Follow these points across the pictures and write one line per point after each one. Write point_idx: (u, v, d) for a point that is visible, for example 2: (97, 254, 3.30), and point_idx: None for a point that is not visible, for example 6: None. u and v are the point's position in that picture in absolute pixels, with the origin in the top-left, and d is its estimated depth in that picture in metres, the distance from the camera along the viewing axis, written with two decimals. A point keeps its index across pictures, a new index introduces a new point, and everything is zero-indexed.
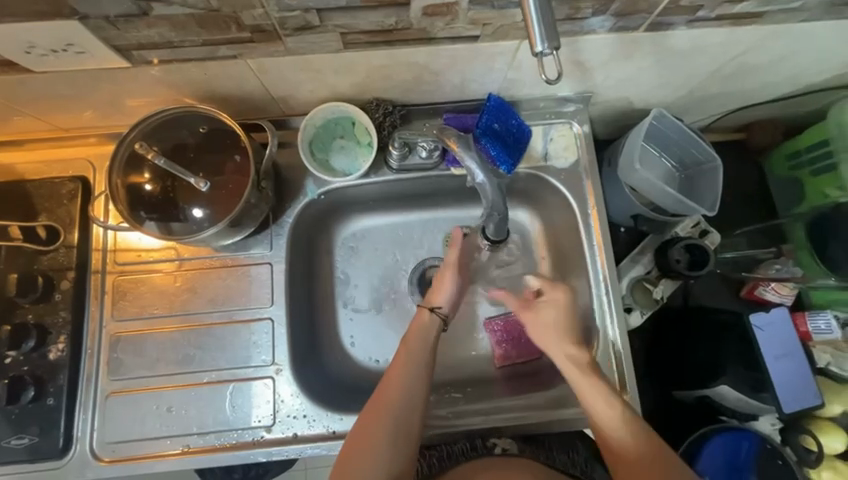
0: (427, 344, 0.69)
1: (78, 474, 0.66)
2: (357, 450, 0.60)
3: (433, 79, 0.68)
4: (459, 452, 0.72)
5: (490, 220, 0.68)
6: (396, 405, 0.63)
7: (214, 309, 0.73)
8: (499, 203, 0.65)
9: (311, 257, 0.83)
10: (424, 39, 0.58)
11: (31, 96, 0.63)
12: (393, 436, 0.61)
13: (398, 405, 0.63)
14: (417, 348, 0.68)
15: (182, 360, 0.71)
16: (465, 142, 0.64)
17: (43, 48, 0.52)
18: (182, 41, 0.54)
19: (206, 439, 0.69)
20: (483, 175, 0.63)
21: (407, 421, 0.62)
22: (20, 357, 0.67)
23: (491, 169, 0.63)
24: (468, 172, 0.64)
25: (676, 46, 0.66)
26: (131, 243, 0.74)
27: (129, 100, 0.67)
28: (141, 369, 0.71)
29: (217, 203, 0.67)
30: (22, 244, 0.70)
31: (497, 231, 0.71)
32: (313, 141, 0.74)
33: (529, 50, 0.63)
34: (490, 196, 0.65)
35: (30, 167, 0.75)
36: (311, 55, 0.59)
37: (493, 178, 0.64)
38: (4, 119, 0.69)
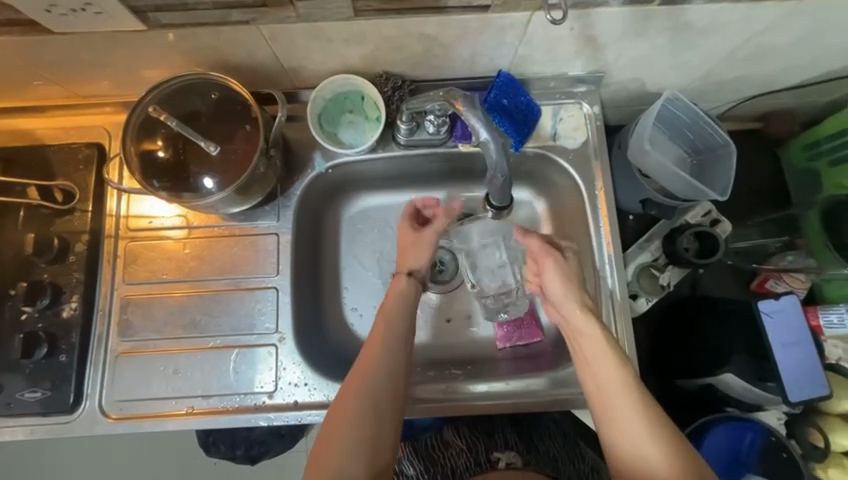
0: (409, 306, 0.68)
1: (87, 429, 0.69)
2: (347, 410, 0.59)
3: (443, 53, 0.68)
4: (463, 470, 0.77)
5: (492, 183, 0.67)
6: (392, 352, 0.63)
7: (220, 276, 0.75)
8: (501, 164, 0.64)
9: (318, 231, 0.84)
10: (437, 9, 0.59)
11: (51, 60, 0.65)
12: (377, 406, 0.59)
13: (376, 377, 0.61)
14: (390, 319, 0.66)
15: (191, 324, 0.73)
16: (471, 101, 0.63)
17: (63, 7, 0.53)
18: (196, 3, 0.55)
19: (210, 402, 0.70)
20: (487, 133, 0.62)
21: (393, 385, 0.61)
22: (35, 313, 0.69)
23: (495, 127, 0.62)
24: (472, 131, 0.63)
25: (694, 21, 0.64)
26: (143, 210, 0.76)
27: (145, 67, 0.68)
28: (151, 331, 0.73)
29: (227, 171, 0.68)
30: (39, 205, 0.72)
31: (501, 198, 0.70)
32: (323, 113, 0.75)
33: (541, 23, 0.62)
34: (493, 157, 0.64)
35: (49, 133, 0.77)
36: (322, 22, 0.59)
37: (498, 137, 0.63)
38: (26, 85, 0.71)
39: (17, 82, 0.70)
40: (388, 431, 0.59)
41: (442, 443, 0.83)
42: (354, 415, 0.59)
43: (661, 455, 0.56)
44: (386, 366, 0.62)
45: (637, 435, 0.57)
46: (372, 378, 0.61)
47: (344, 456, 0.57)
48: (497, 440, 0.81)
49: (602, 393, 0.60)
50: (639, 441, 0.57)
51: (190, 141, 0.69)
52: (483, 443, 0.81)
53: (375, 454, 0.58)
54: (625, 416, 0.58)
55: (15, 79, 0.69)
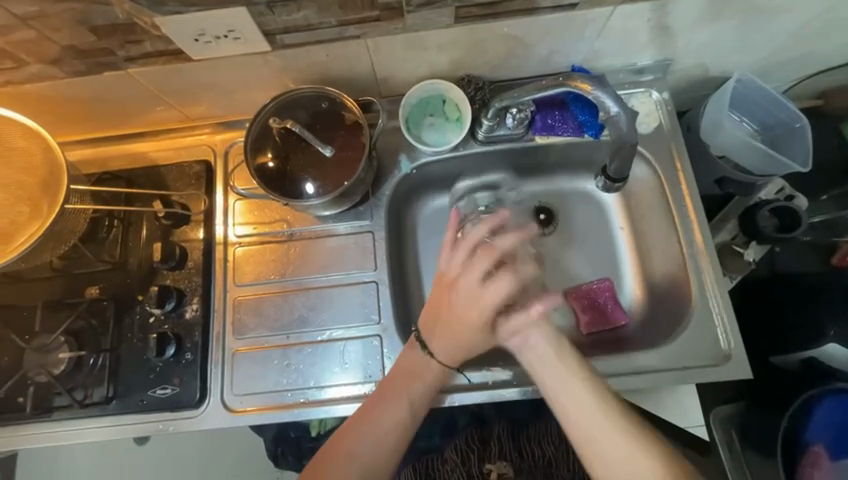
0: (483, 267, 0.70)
1: (215, 421, 0.73)
2: (352, 425, 0.66)
3: (525, 53, 0.73)
4: None
5: (618, 155, 0.73)
6: (370, 437, 0.66)
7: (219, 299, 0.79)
8: (628, 135, 0.69)
9: (401, 231, 0.89)
10: (527, 9, 0.64)
11: (176, 86, 0.73)
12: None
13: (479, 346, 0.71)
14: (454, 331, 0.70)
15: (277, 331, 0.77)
16: (597, 80, 0.67)
17: (210, 35, 0.61)
18: (320, 23, 0.62)
19: (321, 393, 0.74)
20: (616, 106, 0.67)
21: (388, 432, 0.66)
22: (162, 316, 0.75)
23: (625, 100, 0.66)
24: (599, 107, 0.68)
25: (768, 2, 0.68)
26: (246, 218, 0.82)
27: (255, 88, 0.75)
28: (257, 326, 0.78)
29: (337, 172, 0.74)
30: (159, 217, 0.79)
31: (619, 169, 0.76)
32: (408, 118, 0.80)
33: (620, 17, 0.68)
34: (623, 127, 0.68)
35: (160, 154, 0.84)
36: (423, 31, 0.66)
37: (626, 108, 0.67)
38: (147, 111, 0.78)
39: (139, 109, 0.78)
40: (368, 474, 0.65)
41: (440, 460, 0.86)
42: (386, 423, 0.66)
43: (646, 463, 0.58)
44: (380, 430, 0.66)
45: (621, 447, 0.59)
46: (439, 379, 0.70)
47: None
48: (491, 449, 0.85)
49: (577, 408, 0.62)
50: (630, 460, 0.59)
51: (298, 149, 0.75)
52: (477, 453, 0.84)
53: None
54: (608, 436, 0.60)
55: (140, 107, 0.77)
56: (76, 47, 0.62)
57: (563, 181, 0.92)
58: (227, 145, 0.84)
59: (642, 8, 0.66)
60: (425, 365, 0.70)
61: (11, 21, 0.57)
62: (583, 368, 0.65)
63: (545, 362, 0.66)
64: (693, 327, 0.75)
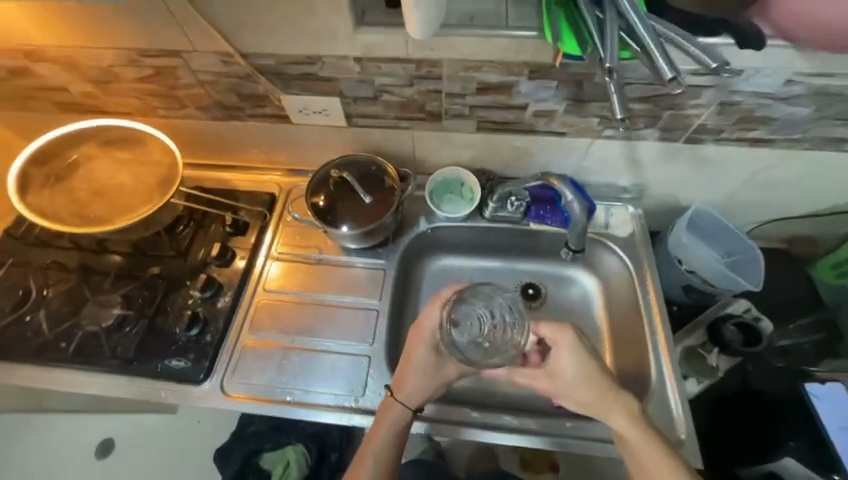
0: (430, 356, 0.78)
1: (212, 400, 0.83)
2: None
3: (527, 159, 0.97)
4: None
5: (573, 233, 0.92)
6: None
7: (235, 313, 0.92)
8: (579, 219, 0.89)
9: (407, 276, 1.06)
10: (531, 131, 0.88)
11: (271, 137, 1.01)
12: None
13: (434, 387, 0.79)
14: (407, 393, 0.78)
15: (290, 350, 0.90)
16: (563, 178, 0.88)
17: (311, 109, 0.88)
18: (385, 115, 0.88)
19: (306, 395, 0.83)
20: (572, 196, 0.87)
21: None
22: (200, 299, 0.92)
23: (578, 193, 0.86)
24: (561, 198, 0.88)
25: (712, 156, 0.90)
26: (288, 239, 1.02)
27: (326, 149, 1.02)
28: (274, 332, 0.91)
29: (369, 216, 0.95)
30: (223, 226, 1.01)
31: (577, 242, 0.93)
32: (432, 191, 1.03)
33: (598, 147, 0.91)
34: (576, 213, 0.88)
35: (240, 181, 1.09)
36: (453, 132, 0.91)
37: (579, 198, 0.87)
38: (244, 151, 1.06)
39: (239, 149, 1.05)
40: None
41: None
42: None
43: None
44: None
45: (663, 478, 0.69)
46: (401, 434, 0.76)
47: None
48: None
49: (628, 439, 0.71)
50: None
51: (346, 195, 0.97)
52: None
53: None
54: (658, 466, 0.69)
55: (240, 146, 1.05)
56: (221, 103, 0.90)
57: (551, 265, 1.09)
58: (292, 185, 1.09)
59: (614, 143, 0.90)
60: (386, 431, 0.76)
61: (191, 82, 0.85)
62: (632, 407, 0.72)
63: (595, 395, 0.73)
64: (652, 407, 0.83)
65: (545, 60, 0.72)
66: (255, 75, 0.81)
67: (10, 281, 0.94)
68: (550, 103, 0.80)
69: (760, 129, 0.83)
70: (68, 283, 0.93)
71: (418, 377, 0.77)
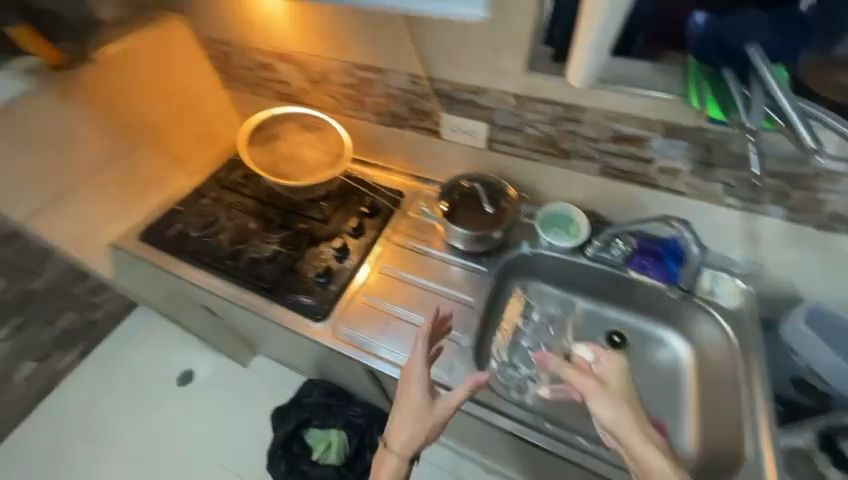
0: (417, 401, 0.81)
1: (326, 339, 1.01)
2: None
3: (640, 211, 1.05)
4: None
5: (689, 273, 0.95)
6: None
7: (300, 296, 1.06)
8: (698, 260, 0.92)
9: (501, 287, 1.14)
10: (651, 185, 0.97)
11: (417, 147, 1.23)
12: None
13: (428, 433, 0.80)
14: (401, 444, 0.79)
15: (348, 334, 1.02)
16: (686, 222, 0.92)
17: (460, 130, 1.09)
18: (521, 146, 1.05)
19: (400, 358, 0.98)
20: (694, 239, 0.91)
21: None
22: (334, 258, 1.13)
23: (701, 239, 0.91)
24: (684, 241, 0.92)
25: (843, 248, 0.89)
26: (409, 231, 1.21)
27: (459, 166, 1.21)
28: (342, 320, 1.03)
29: (485, 224, 1.10)
30: (362, 207, 1.24)
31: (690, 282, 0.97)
32: (542, 220, 1.12)
33: (716, 214, 0.96)
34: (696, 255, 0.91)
35: (378, 177, 1.31)
36: (576, 171, 1.04)
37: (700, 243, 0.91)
38: (390, 154, 1.30)
39: (387, 151, 1.29)
40: None
41: None
42: None
43: None
44: None
45: None
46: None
47: None
48: None
49: None
50: None
51: (470, 202, 1.14)
52: None
53: None
54: None
55: (389, 150, 1.29)
56: (393, 113, 1.15)
57: (644, 317, 1.11)
58: (419, 189, 1.29)
59: (735, 213, 0.94)
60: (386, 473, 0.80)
61: (379, 94, 1.12)
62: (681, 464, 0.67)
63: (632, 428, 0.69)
64: None
65: (683, 123, 0.83)
66: (430, 95, 1.04)
67: (208, 207, 1.26)
68: (678, 162, 0.89)
69: None
70: (247, 221, 1.23)
71: (409, 418, 0.80)
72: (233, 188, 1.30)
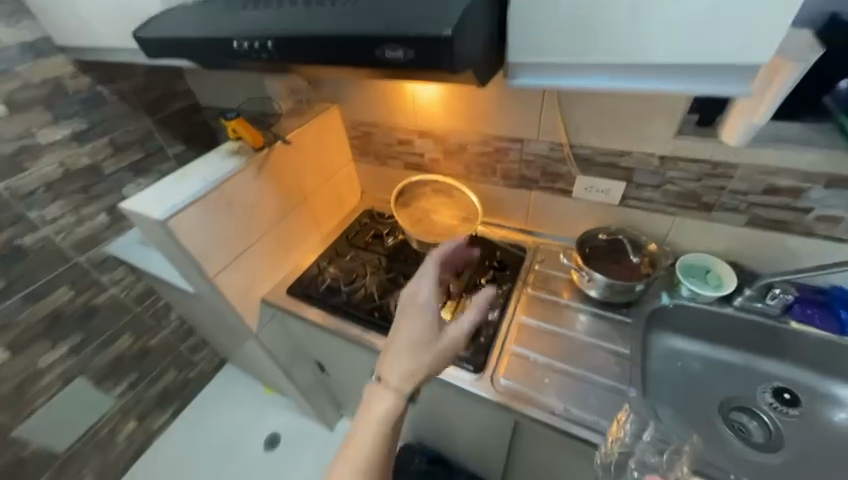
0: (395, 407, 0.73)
1: (486, 391, 1.01)
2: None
3: (790, 259, 1.05)
4: None
5: None
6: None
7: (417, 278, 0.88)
8: None
9: (646, 345, 1.14)
10: (805, 233, 0.99)
11: (542, 205, 1.33)
12: None
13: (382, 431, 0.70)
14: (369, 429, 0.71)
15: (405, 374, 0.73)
16: None
17: (592, 188, 1.18)
18: (658, 201, 1.12)
19: (567, 412, 0.95)
20: None
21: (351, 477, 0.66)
22: (475, 309, 1.18)
23: None
24: None
25: None
26: (541, 283, 1.25)
27: (584, 221, 1.28)
28: (416, 331, 0.76)
29: (628, 275, 1.14)
30: (491, 262, 1.32)
31: None
32: (679, 269, 1.14)
33: None
34: None
35: (499, 234, 1.42)
36: (718, 222, 1.08)
37: None
38: (511, 214, 1.41)
39: (508, 209, 1.40)
40: None
41: None
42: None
43: None
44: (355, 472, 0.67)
45: None
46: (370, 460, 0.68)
47: None
48: None
49: None
50: None
51: (609, 254, 1.19)
52: None
53: None
54: None
55: (510, 209, 1.39)
56: (523, 175, 1.28)
57: (810, 374, 1.06)
58: (541, 244, 1.37)
59: None
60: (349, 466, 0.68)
61: (513, 159, 1.25)
62: None
63: None
64: None
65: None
66: (568, 159, 1.16)
67: (352, 263, 1.39)
68: (838, 210, 0.92)
69: None
70: (384, 276, 1.33)
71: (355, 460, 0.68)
72: (372, 247, 1.45)
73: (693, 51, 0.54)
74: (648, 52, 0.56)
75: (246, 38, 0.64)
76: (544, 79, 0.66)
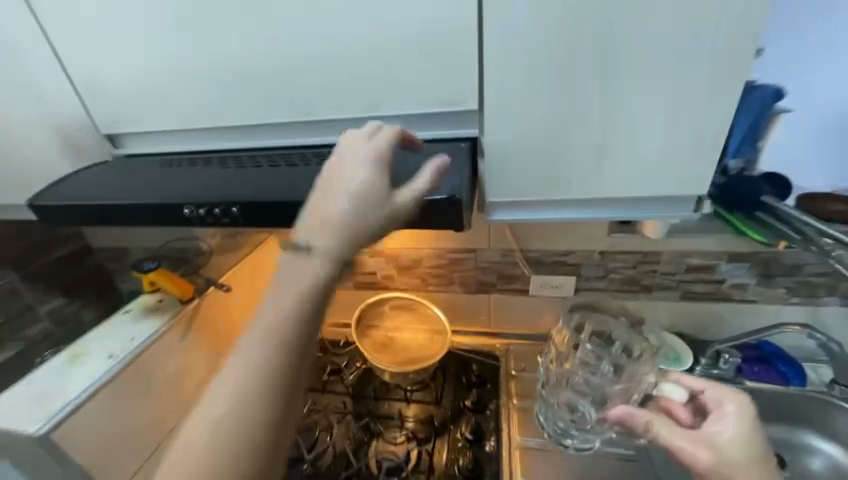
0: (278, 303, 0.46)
1: None
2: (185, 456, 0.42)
3: (722, 323, 1.19)
4: None
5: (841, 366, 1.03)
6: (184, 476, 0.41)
7: (311, 210, 0.50)
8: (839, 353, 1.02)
9: None
10: (726, 299, 1.15)
11: (502, 306, 1.32)
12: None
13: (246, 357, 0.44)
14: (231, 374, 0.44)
15: (245, 386, 0.43)
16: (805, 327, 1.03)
17: (547, 284, 1.24)
18: (606, 288, 1.20)
19: None
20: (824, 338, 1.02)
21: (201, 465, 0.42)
22: (470, 444, 1.05)
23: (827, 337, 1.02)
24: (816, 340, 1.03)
25: None
26: (524, 390, 1.17)
27: (545, 316, 1.31)
28: (275, 308, 0.45)
29: None
30: (469, 378, 1.22)
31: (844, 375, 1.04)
32: None
33: (788, 312, 1.13)
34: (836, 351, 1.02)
35: (467, 341, 1.35)
36: (658, 300, 1.20)
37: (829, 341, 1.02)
38: (473, 318, 1.37)
39: (470, 314, 1.36)
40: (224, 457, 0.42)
41: None
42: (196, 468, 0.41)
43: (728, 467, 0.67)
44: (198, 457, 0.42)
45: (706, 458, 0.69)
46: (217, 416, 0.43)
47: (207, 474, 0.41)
48: None
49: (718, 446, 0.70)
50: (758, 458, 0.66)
51: None
52: None
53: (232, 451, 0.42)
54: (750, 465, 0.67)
55: (471, 314, 1.36)
56: (480, 280, 1.29)
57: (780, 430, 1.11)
58: (510, 345, 1.33)
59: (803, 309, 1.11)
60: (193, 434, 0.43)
61: (469, 268, 1.27)
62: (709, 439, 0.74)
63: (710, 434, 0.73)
64: None
65: (743, 249, 1.06)
66: (520, 262, 1.21)
67: (309, 417, 1.16)
68: (743, 277, 1.10)
69: None
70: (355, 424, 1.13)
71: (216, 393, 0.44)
72: (330, 389, 1.23)
73: (642, 189, 0.68)
74: (611, 189, 0.69)
75: (203, 204, 0.63)
76: (520, 214, 0.74)
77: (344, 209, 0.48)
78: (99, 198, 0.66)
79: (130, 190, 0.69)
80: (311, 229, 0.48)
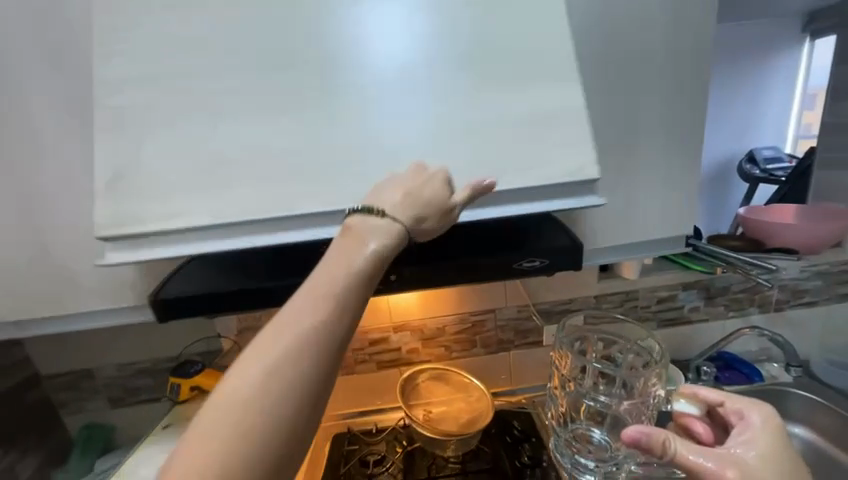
0: (350, 279, 0.51)
1: None
2: (219, 415, 0.43)
3: (691, 341, 1.48)
4: None
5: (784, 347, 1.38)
6: (222, 431, 0.42)
7: (334, 246, 0.55)
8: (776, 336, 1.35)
9: None
10: (689, 321, 1.46)
11: (522, 361, 1.44)
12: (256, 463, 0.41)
13: (298, 336, 0.46)
14: (281, 349, 0.45)
15: (243, 385, 0.44)
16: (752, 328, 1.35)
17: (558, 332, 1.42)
18: None
19: None
20: (763, 331, 1.35)
21: (225, 435, 0.42)
22: None
23: (763, 330, 1.35)
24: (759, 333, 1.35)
25: (795, 318, 1.48)
26: None
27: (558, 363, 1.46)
28: (328, 275, 0.51)
29: None
30: (513, 435, 1.28)
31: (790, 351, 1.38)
32: None
33: (731, 324, 1.47)
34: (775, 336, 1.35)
35: (497, 401, 1.41)
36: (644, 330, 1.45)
37: (766, 332, 1.35)
38: (498, 377, 1.44)
39: (494, 375, 1.44)
40: (264, 434, 0.42)
41: None
42: (222, 422, 0.42)
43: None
44: (229, 409, 0.43)
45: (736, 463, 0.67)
46: (269, 387, 0.44)
47: (205, 447, 0.41)
48: None
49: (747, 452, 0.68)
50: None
51: None
52: None
53: (285, 433, 0.43)
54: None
55: (495, 374, 1.44)
56: (500, 339, 1.41)
57: None
58: (536, 397, 1.43)
59: (739, 320, 1.47)
60: (218, 397, 0.44)
61: (491, 328, 1.40)
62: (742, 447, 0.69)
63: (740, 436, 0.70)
64: None
65: (690, 279, 1.41)
66: (534, 315, 1.39)
67: None
68: (695, 301, 1.44)
69: (809, 296, 1.47)
70: None
71: (260, 355, 0.45)
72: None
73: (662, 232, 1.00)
74: (641, 233, 1.00)
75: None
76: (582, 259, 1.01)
77: (363, 217, 0.58)
78: (247, 286, 0.79)
79: (264, 275, 0.82)
80: (312, 284, 0.50)
